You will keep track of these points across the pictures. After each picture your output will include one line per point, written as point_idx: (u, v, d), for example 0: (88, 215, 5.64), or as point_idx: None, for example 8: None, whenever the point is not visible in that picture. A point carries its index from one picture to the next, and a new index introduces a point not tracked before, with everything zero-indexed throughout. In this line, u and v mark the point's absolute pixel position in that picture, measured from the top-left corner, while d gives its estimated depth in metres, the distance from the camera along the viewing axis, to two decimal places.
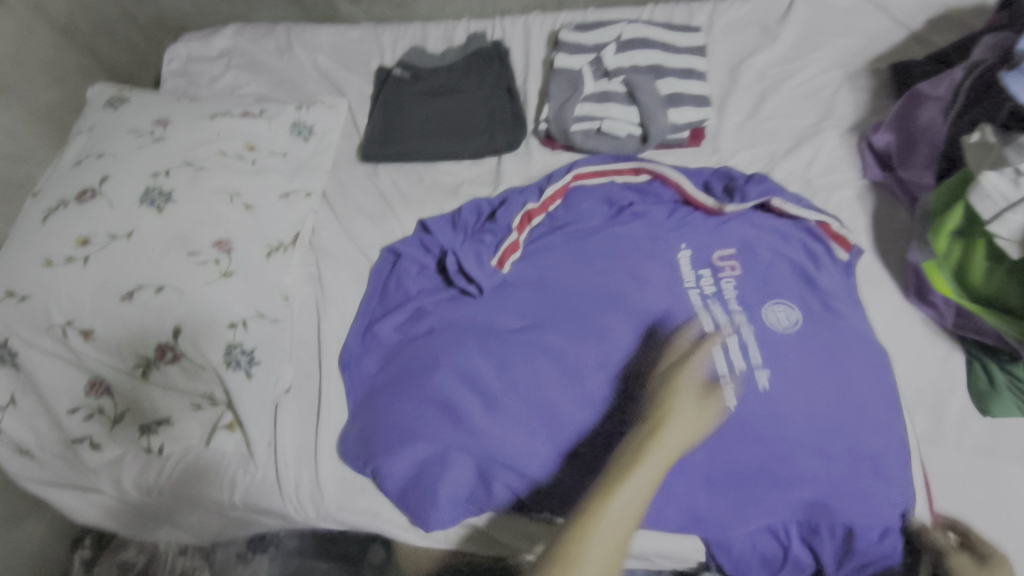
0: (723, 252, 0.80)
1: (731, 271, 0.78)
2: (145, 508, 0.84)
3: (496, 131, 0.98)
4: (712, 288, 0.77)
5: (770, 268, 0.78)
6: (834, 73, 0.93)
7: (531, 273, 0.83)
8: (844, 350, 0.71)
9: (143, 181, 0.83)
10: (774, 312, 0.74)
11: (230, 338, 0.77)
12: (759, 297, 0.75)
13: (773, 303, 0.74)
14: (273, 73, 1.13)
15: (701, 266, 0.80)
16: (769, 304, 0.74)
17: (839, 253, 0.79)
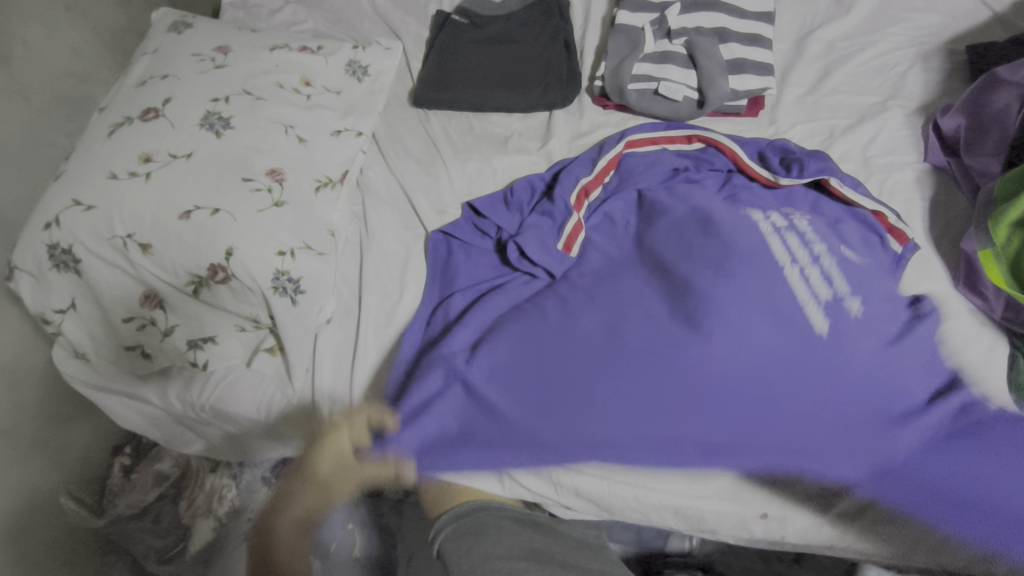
0: (788, 209, 0.79)
1: (794, 216, 0.78)
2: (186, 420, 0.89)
3: (550, 85, 0.97)
4: (784, 223, 0.76)
5: (829, 219, 0.78)
6: (907, 50, 0.90)
7: (604, 243, 0.82)
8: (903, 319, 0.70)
9: (203, 105, 0.85)
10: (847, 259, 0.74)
11: (279, 265, 0.79)
12: (830, 241, 0.75)
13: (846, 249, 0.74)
14: (331, 11, 1.13)
15: (770, 212, 0.79)
16: (844, 249, 0.74)
17: (890, 244, 0.76)
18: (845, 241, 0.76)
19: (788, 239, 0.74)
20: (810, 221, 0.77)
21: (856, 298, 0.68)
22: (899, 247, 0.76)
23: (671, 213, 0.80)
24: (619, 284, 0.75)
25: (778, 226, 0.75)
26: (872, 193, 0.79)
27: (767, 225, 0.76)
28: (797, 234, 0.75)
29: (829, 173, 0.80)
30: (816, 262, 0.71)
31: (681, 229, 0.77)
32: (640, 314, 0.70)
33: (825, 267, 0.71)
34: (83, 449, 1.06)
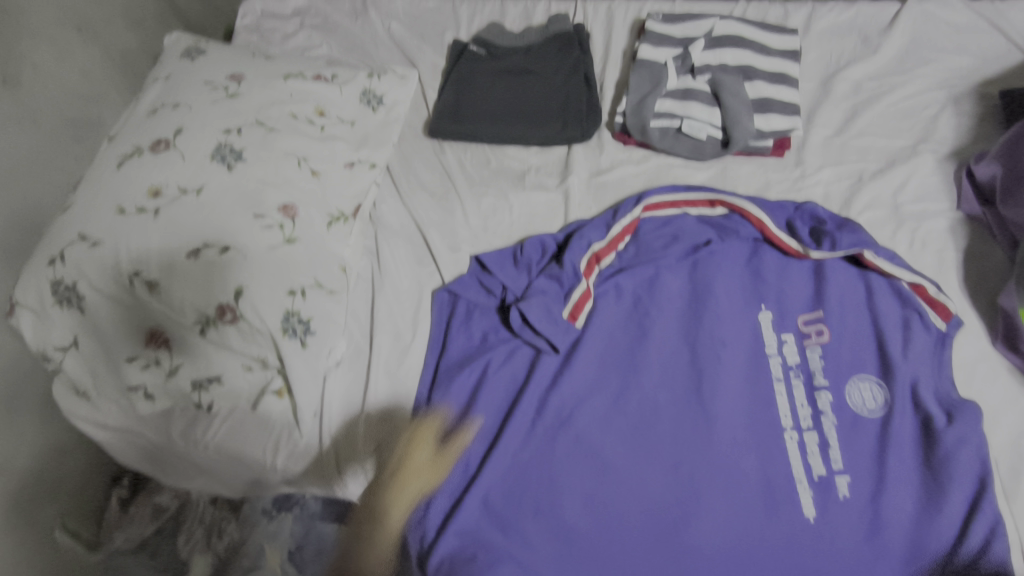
0: (808, 316, 0.75)
1: (817, 340, 0.73)
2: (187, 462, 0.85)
3: (570, 119, 0.94)
4: (795, 359, 0.73)
5: (855, 335, 0.73)
6: (937, 92, 0.87)
7: (604, 324, 0.79)
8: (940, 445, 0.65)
9: (215, 137, 0.82)
10: (858, 391, 0.70)
11: (289, 306, 0.76)
12: (842, 374, 0.72)
13: (859, 379, 0.71)
14: (346, 36, 1.11)
15: (785, 332, 0.75)
16: (853, 381, 0.71)
17: (932, 322, 0.72)
18: (866, 363, 0.72)
19: (795, 390, 0.72)
20: (824, 351, 0.73)
21: (851, 475, 0.67)
22: (942, 323, 0.72)
23: (676, 339, 0.77)
24: (630, 407, 0.74)
25: (786, 360, 0.74)
26: (910, 264, 0.76)
27: (774, 366, 0.74)
28: (806, 376, 0.72)
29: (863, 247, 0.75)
30: (819, 424, 0.70)
31: (695, 418, 0.72)
32: (637, 463, 0.70)
33: (827, 432, 0.69)
34: (80, 480, 1.02)
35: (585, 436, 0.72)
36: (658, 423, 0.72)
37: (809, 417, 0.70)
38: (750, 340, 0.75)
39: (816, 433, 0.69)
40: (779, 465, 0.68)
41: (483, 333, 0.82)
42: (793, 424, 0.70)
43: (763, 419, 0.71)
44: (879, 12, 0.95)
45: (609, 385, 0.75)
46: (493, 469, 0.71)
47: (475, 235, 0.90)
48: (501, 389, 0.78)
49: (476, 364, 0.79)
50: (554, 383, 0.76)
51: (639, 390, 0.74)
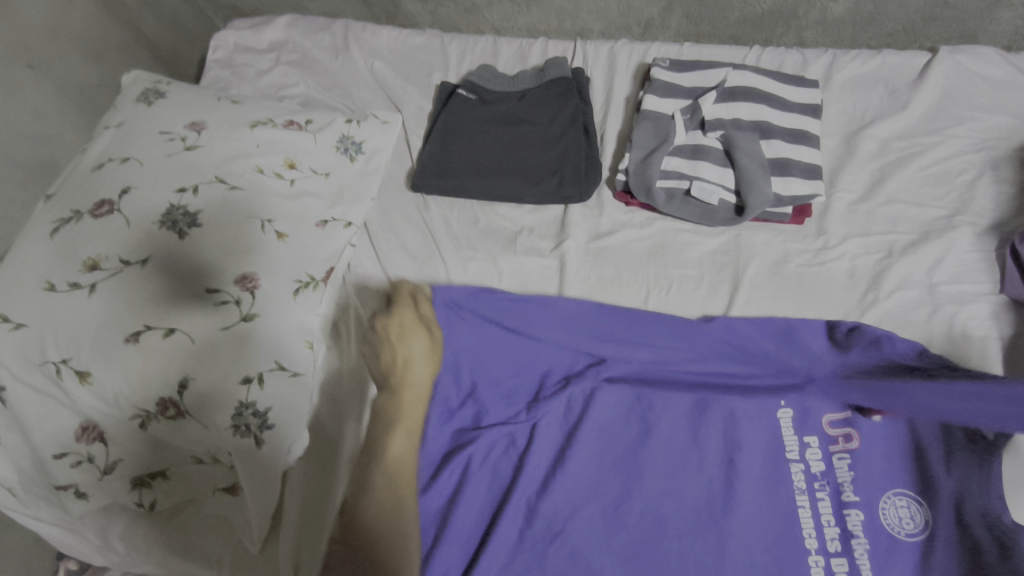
0: (835, 417, 0.66)
1: (845, 445, 0.65)
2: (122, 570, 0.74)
3: (567, 177, 0.85)
4: (820, 466, 0.64)
5: None
6: (973, 156, 0.79)
7: (602, 416, 0.69)
8: None
9: (166, 198, 0.73)
10: (894, 508, 0.61)
11: (243, 397, 0.66)
12: (876, 488, 0.62)
13: (894, 494, 0.61)
14: (325, 75, 1.03)
15: (808, 434, 0.66)
16: (889, 495, 0.62)
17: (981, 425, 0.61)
18: (903, 477, 0.62)
19: (822, 508, 0.62)
20: (854, 460, 0.64)
21: None
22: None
23: (684, 438, 0.67)
24: (631, 518, 0.63)
25: (810, 468, 0.64)
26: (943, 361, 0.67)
27: (796, 476, 0.64)
28: (834, 490, 0.63)
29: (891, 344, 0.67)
30: (850, 550, 0.60)
31: (708, 535, 0.62)
32: None
33: (858, 558, 0.59)
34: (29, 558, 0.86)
35: (577, 554, 0.62)
36: (664, 541, 0.62)
37: (840, 539, 0.60)
38: (769, 444, 0.66)
39: (846, 561, 0.59)
40: None
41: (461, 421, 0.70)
42: (819, 547, 0.61)
43: (782, 540, 0.61)
44: (907, 62, 0.87)
45: (605, 486, 0.65)
46: None
47: None
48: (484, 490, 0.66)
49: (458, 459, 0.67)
50: (543, 487, 0.65)
51: (641, 498, 0.64)
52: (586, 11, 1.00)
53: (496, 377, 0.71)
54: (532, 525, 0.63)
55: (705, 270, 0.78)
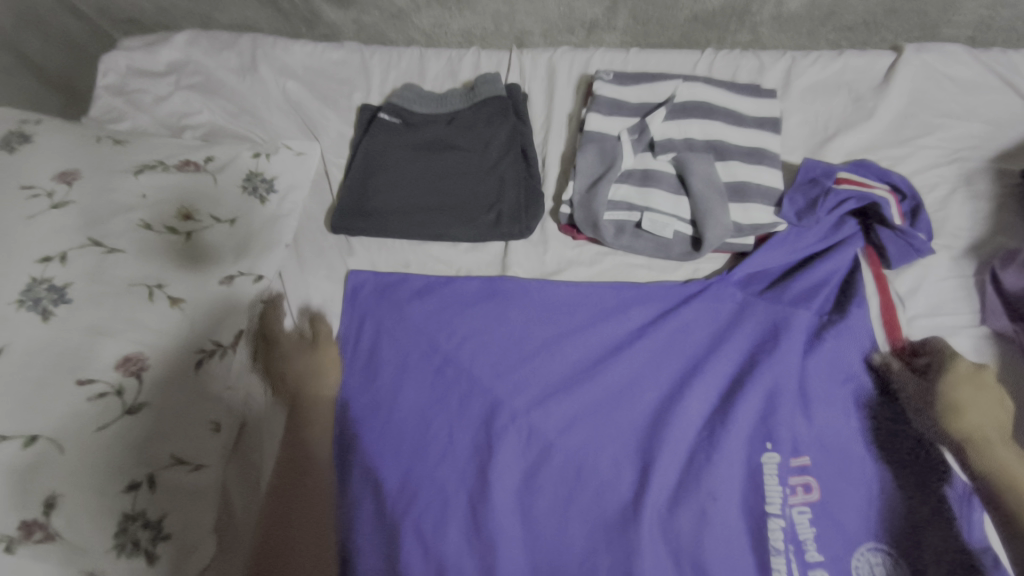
0: (798, 462, 0.60)
1: (805, 498, 0.58)
2: None
3: (506, 212, 0.75)
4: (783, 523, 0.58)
5: (826, 446, 0.60)
6: (946, 168, 0.72)
7: (533, 432, 0.66)
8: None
9: (27, 270, 0.62)
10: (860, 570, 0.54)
11: (129, 506, 0.56)
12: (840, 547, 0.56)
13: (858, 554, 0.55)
14: (233, 100, 0.91)
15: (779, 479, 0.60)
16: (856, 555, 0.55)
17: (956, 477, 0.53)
18: (859, 495, 0.57)
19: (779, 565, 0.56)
20: (814, 514, 0.57)
21: None
22: None
23: (621, 442, 0.65)
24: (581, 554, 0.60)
25: (791, 527, 0.57)
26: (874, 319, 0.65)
27: (774, 535, 0.57)
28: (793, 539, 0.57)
29: (813, 331, 0.66)
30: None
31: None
32: None
33: None
34: None
35: None
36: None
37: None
38: (706, 456, 0.62)
39: None
40: None
41: (409, 430, 0.68)
42: None
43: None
44: (871, 64, 0.79)
45: (549, 513, 0.62)
46: None
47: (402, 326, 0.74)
48: (427, 500, 0.64)
49: (416, 482, 0.65)
50: (480, 485, 0.64)
51: (581, 514, 0.62)
52: (523, 14, 0.89)
53: (427, 389, 0.70)
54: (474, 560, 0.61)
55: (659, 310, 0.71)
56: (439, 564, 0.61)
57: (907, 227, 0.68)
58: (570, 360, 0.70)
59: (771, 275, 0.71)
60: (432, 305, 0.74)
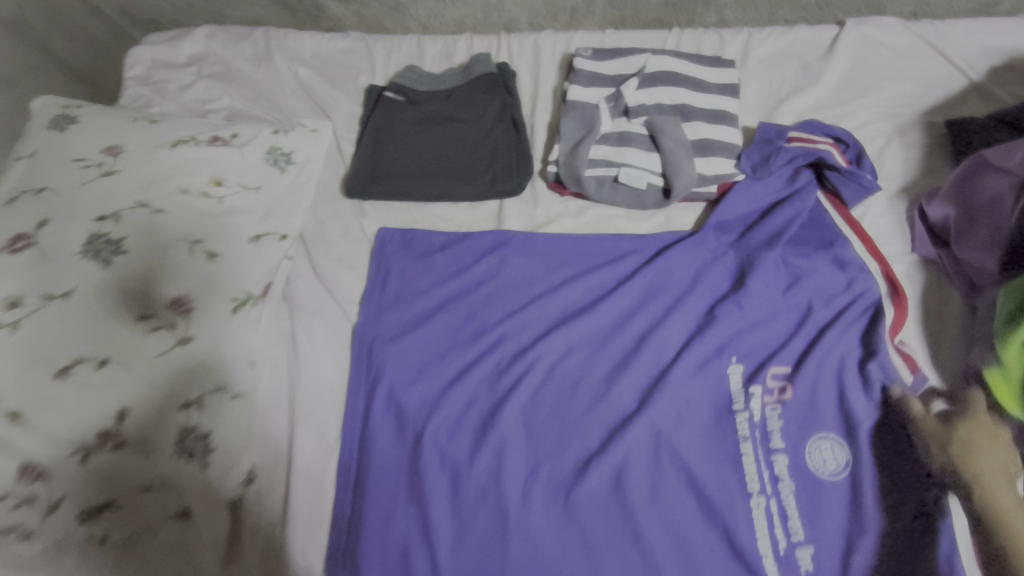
0: (776, 371, 0.72)
1: (779, 397, 0.70)
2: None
3: (499, 172, 0.86)
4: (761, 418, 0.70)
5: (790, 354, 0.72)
6: (882, 123, 0.83)
7: (534, 356, 0.75)
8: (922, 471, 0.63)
9: (87, 226, 0.71)
10: (819, 450, 0.67)
11: (186, 421, 0.67)
12: (800, 433, 0.68)
13: (818, 438, 0.68)
14: (250, 86, 1.01)
15: (753, 385, 0.71)
16: (812, 440, 0.68)
17: (897, 377, 0.68)
18: (818, 394, 0.70)
19: (751, 449, 0.68)
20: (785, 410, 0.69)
21: (814, 546, 0.63)
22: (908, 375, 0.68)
23: (611, 363, 0.74)
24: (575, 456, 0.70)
25: (753, 417, 0.70)
26: (840, 252, 0.75)
27: (741, 425, 0.70)
28: (763, 434, 0.69)
29: (780, 262, 0.76)
30: (777, 491, 0.66)
31: (640, 479, 0.68)
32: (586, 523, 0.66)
33: (786, 498, 0.65)
34: None
35: (533, 490, 0.68)
36: (614, 477, 0.68)
37: (769, 482, 0.66)
38: (686, 370, 0.73)
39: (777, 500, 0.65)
40: (751, 540, 0.64)
41: (425, 359, 0.76)
42: (761, 490, 0.66)
43: (715, 466, 0.68)
44: (817, 37, 0.89)
45: (548, 424, 0.72)
46: (442, 536, 0.66)
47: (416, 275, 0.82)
48: (442, 418, 0.72)
49: (430, 402, 0.73)
50: (488, 402, 0.73)
51: (577, 423, 0.72)
52: (510, 3, 0.99)
53: (441, 324, 0.78)
54: (483, 464, 0.70)
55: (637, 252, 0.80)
56: (453, 469, 0.70)
57: (854, 169, 0.77)
58: (566, 295, 0.78)
59: (745, 216, 0.80)
60: (442, 253, 0.83)
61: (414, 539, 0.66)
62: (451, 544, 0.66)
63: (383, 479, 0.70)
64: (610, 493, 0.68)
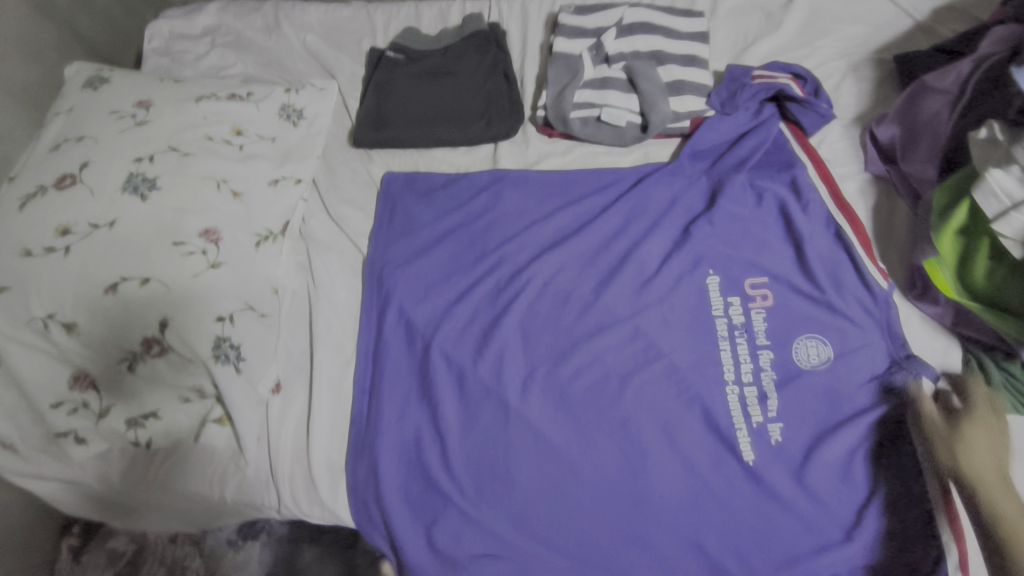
0: (754, 280, 0.80)
1: (762, 303, 0.79)
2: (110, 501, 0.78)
3: (493, 117, 0.94)
4: (740, 319, 0.78)
5: (761, 264, 0.81)
6: (838, 62, 0.92)
7: (528, 273, 0.83)
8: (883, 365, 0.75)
9: (125, 167, 0.79)
10: (805, 348, 0.76)
11: (219, 332, 0.75)
12: (789, 333, 0.77)
13: (806, 337, 0.77)
14: (261, 53, 1.09)
15: (731, 294, 0.80)
16: (801, 338, 0.77)
17: (875, 283, 0.77)
18: (790, 298, 0.79)
19: (739, 345, 0.77)
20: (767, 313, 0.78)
21: (783, 423, 0.73)
22: (883, 281, 0.78)
23: (598, 278, 0.83)
24: (563, 354, 0.78)
25: (731, 319, 0.78)
26: (808, 174, 0.84)
27: (719, 326, 0.78)
28: (750, 336, 0.77)
29: (751, 185, 0.85)
30: (758, 378, 0.75)
31: (626, 373, 0.77)
32: (577, 411, 0.75)
33: (766, 385, 0.75)
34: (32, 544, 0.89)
35: (530, 386, 0.77)
36: (603, 372, 0.77)
37: (745, 372, 0.76)
38: (665, 280, 0.81)
39: (756, 387, 0.75)
40: (725, 418, 0.73)
41: (429, 282, 0.84)
42: (735, 378, 0.76)
43: (694, 360, 0.77)
44: None
45: (542, 331, 0.80)
46: (452, 425, 0.75)
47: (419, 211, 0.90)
48: (449, 329, 0.81)
49: (435, 317, 0.82)
50: (488, 315, 0.81)
51: (569, 328, 0.80)
52: None
53: (442, 251, 0.87)
54: (485, 365, 0.78)
55: (617, 182, 0.89)
56: (459, 371, 0.78)
57: (811, 99, 0.87)
58: (555, 222, 0.87)
59: (716, 147, 0.88)
60: (442, 191, 0.91)
61: (427, 430, 0.76)
62: (460, 432, 0.75)
63: (396, 383, 0.79)
64: (598, 385, 0.76)
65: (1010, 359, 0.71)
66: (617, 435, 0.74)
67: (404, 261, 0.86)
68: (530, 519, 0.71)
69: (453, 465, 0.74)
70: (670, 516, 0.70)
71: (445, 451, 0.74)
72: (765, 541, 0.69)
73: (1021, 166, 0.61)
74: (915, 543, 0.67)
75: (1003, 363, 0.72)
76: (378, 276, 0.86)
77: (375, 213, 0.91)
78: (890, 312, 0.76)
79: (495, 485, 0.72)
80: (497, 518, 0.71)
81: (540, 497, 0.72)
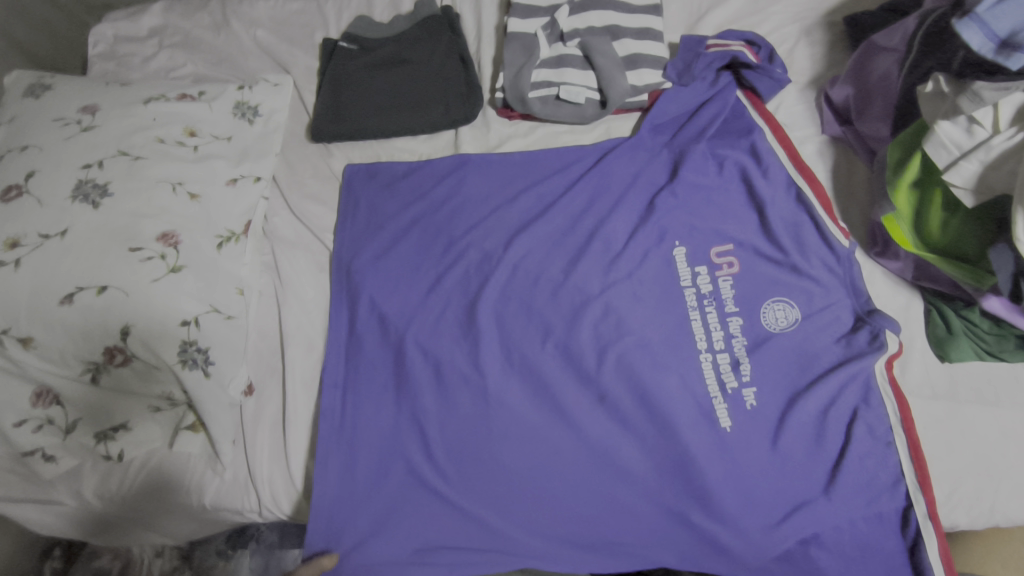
0: (720, 248, 0.81)
1: (728, 270, 0.80)
2: (87, 514, 0.77)
3: (452, 103, 0.94)
4: (708, 287, 0.79)
5: (726, 232, 0.82)
6: (790, 27, 0.94)
7: (498, 257, 0.83)
8: (848, 322, 0.76)
9: (74, 174, 0.77)
10: (773, 311, 0.77)
11: (184, 337, 0.73)
12: (757, 298, 0.78)
13: (773, 301, 0.77)
14: (210, 51, 1.06)
15: (699, 264, 0.81)
16: (769, 303, 0.77)
17: (836, 241, 0.79)
18: (756, 262, 0.80)
19: (708, 314, 0.78)
20: (735, 280, 0.79)
21: (757, 386, 0.74)
22: (846, 241, 0.79)
23: (567, 257, 0.82)
24: (538, 336, 0.78)
25: (699, 289, 0.79)
26: (767, 138, 0.85)
27: (688, 296, 0.79)
28: (719, 304, 0.78)
29: (712, 152, 0.85)
30: (730, 345, 0.76)
31: (599, 349, 0.77)
32: (554, 391, 0.75)
33: (737, 350, 0.76)
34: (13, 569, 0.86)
35: (505, 369, 0.77)
36: (577, 350, 0.77)
37: (717, 340, 0.76)
38: (634, 255, 0.81)
39: (728, 353, 0.76)
40: (699, 386, 0.75)
41: (399, 273, 0.84)
42: (708, 346, 0.76)
43: (667, 332, 0.77)
44: None
45: (515, 313, 0.80)
46: (430, 414, 0.75)
47: (385, 202, 0.89)
48: (421, 319, 0.80)
49: (407, 308, 0.81)
50: (460, 302, 0.81)
51: (542, 309, 0.80)
52: None
53: (410, 241, 0.86)
54: (458, 353, 0.78)
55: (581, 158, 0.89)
56: (434, 360, 0.78)
57: (765, 64, 0.88)
58: (522, 205, 0.86)
59: (675, 119, 0.89)
60: (406, 181, 0.90)
61: (406, 422, 0.75)
62: (438, 421, 0.75)
63: (372, 376, 0.78)
64: (572, 364, 0.77)
65: (970, 307, 0.73)
66: (594, 412, 0.74)
67: (369, 253, 0.85)
68: (513, 500, 0.71)
69: (432, 455, 0.73)
70: (650, 487, 0.71)
71: (424, 442, 0.74)
72: (743, 506, 0.70)
73: (968, 115, 0.62)
74: (885, 496, 0.69)
75: (962, 311, 0.73)
76: (347, 269, 0.85)
77: (340, 208, 0.90)
78: (852, 270, 0.78)
79: (475, 471, 0.73)
80: (480, 502, 0.72)
81: (521, 479, 0.72)
